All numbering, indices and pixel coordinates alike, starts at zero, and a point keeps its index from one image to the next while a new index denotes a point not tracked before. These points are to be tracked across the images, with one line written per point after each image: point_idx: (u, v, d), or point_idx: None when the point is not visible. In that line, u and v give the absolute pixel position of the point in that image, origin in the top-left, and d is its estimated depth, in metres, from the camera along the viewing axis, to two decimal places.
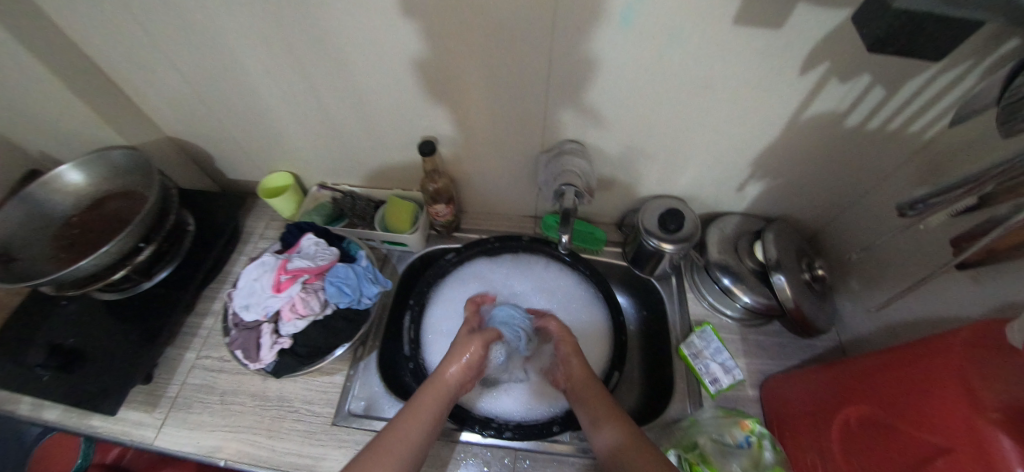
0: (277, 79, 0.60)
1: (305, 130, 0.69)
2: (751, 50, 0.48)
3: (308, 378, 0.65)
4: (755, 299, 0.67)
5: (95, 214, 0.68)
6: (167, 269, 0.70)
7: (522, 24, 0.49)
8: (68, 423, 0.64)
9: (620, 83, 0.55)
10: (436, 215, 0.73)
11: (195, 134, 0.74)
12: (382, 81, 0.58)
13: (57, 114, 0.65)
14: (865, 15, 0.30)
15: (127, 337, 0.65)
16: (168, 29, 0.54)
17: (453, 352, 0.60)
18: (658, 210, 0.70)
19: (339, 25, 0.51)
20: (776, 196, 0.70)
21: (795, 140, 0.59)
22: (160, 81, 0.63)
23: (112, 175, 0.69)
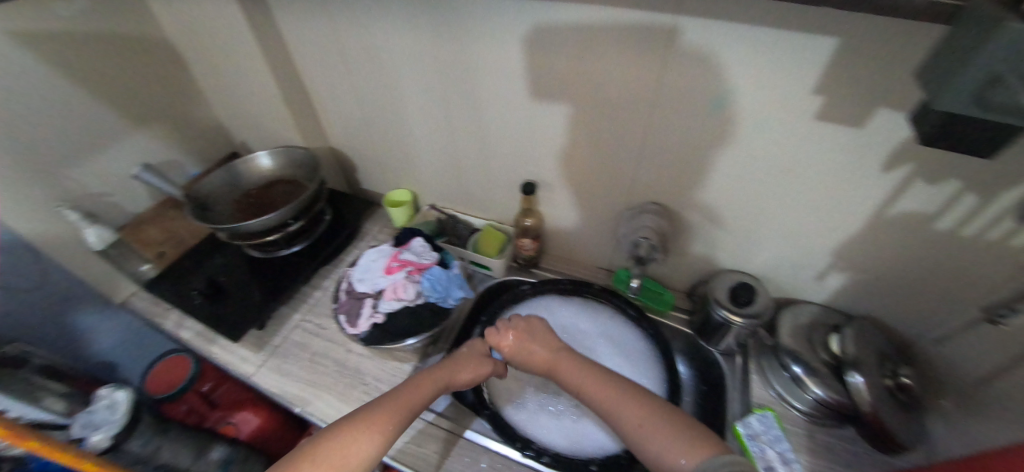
0: (423, 114, 0.78)
1: (430, 158, 0.86)
2: (835, 141, 0.54)
3: (382, 359, 0.75)
4: (826, 392, 0.64)
5: (265, 190, 0.89)
6: (302, 244, 0.88)
7: (629, 98, 0.60)
8: (196, 344, 0.80)
9: (706, 159, 0.62)
10: (522, 248, 0.83)
11: (349, 147, 0.95)
12: (503, 127, 0.72)
13: (270, 116, 0.90)
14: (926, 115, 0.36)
15: (260, 288, 0.82)
16: (366, 68, 0.75)
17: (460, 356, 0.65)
18: (730, 282, 0.73)
19: (488, 81, 0.67)
20: (861, 293, 0.69)
21: (879, 235, 0.61)
22: (343, 104, 0.85)
23: (287, 166, 0.90)
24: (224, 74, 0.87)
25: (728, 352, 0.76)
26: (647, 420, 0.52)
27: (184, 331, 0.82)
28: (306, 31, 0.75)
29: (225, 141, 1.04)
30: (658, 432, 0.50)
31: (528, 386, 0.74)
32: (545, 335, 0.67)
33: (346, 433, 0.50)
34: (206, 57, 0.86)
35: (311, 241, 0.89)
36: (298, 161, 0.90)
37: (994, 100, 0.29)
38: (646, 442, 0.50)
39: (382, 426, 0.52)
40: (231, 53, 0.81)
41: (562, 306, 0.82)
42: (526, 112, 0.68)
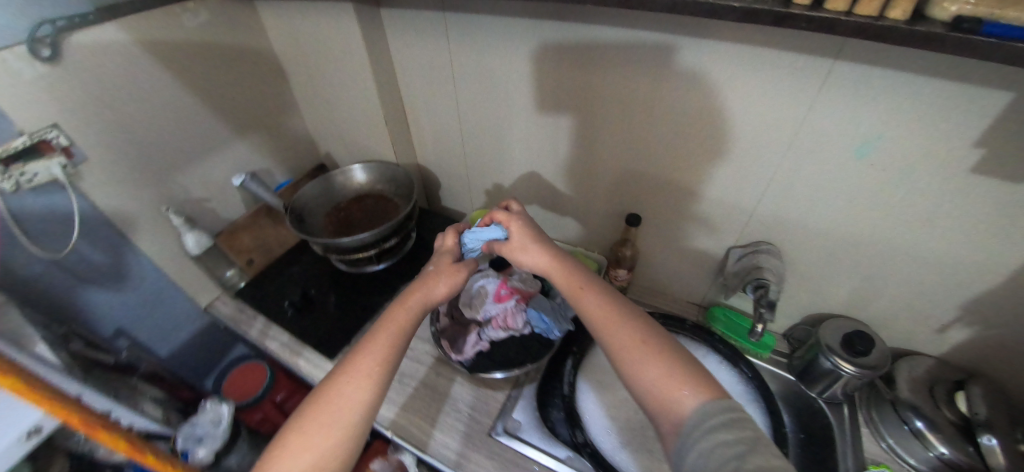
0: (529, 139, 0.79)
1: (527, 180, 0.87)
2: (983, 198, 0.51)
3: (475, 386, 0.73)
4: (954, 453, 0.61)
5: (356, 203, 0.89)
6: (391, 261, 0.88)
7: (759, 138, 0.59)
8: (282, 355, 0.77)
9: (831, 204, 0.61)
10: (615, 278, 0.84)
11: (439, 165, 0.96)
12: (616, 155, 0.73)
13: (366, 131, 0.92)
14: None
15: (351, 303, 0.82)
16: (474, 90, 0.77)
17: (437, 271, 0.60)
18: (841, 329, 0.70)
19: (605, 113, 0.68)
20: (990, 352, 0.65)
21: (1021, 296, 0.57)
22: (442, 123, 0.87)
23: (379, 181, 0.91)
24: (326, 90, 0.90)
25: (834, 401, 0.73)
26: (643, 342, 0.48)
27: (270, 341, 0.79)
28: (416, 53, 0.77)
29: (314, 152, 1.07)
30: (646, 365, 0.46)
31: (626, 424, 0.69)
32: (539, 236, 0.61)
33: (337, 382, 0.48)
34: (310, 73, 0.89)
35: (396, 258, 0.89)
36: (390, 177, 0.90)
37: None
38: (638, 367, 0.46)
39: (371, 364, 0.49)
40: (337, 70, 0.83)
41: None
42: (641, 145, 0.69)
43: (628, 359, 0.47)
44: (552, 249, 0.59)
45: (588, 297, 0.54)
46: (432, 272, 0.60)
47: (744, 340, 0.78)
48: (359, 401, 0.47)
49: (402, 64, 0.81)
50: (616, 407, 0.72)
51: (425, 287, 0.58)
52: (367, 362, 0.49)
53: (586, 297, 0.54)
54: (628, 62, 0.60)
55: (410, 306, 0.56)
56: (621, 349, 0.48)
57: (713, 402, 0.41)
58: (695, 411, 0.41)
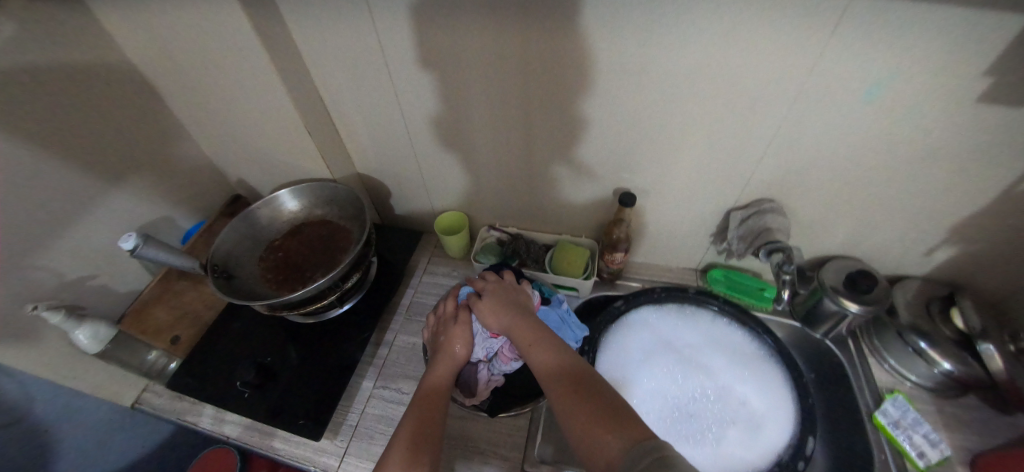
0: (493, 128, 0.67)
1: (494, 174, 0.75)
2: (988, 122, 0.51)
3: (491, 418, 0.64)
4: (958, 366, 0.64)
5: (295, 239, 0.73)
6: (356, 296, 0.75)
7: (763, 93, 0.53)
8: (250, 442, 0.64)
9: (835, 150, 0.57)
10: (611, 262, 0.74)
11: (385, 173, 0.81)
12: (599, 132, 0.63)
13: (286, 148, 0.74)
14: None
15: (319, 359, 0.68)
16: (418, 77, 0.62)
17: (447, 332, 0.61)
18: (839, 270, 0.70)
19: (585, 88, 0.57)
20: (969, 265, 0.69)
21: (1005, 210, 0.60)
22: (381, 123, 0.71)
23: (318, 204, 0.75)
24: (220, 104, 0.69)
25: (840, 338, 0.74)
26: (577, 389, 0.47)
27: (231, 428, 0.66)
28: (334, 42, 0.60)
29: (218, 182, 0.85)
30: (578, 415, 0.45)
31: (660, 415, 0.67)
32: (519, 295, 0.64)
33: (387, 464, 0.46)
34: (192, 86, 0.68)
35: (363, 292, 0.76)
36: (330, 197, 0.74)
37: None
38: (568, 416, 0.45)
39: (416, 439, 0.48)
40: (229, 79, 0.64)
41: (662, 319, 0.76)
42: (628, 120, 0.60)
43: (565, 409, 0.46)
44: (512, 305, 0.61)
45: (537, 350, 0.54)
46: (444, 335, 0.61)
47: (748, 298, 0.76)
48: None
49: (318, 61, 0.63)
50: (644, 399, 0.68)
51: (443, 352, 0.59)
52: (411, 436, 0.49)
53: (537, 352, 0.54)
54: (616, 26, 0.49)
55: (443, 372, 0.57)
56: (560, 399, 0.47)
57: (638, 446, 0.38)
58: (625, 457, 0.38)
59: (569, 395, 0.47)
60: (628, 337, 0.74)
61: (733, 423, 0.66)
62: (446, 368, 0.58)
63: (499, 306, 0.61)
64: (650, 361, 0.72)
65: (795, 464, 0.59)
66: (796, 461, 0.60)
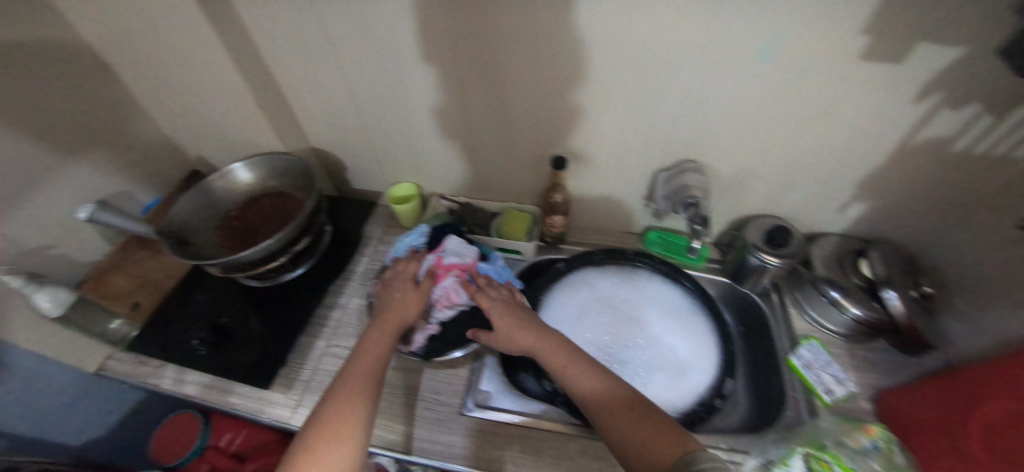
0: (434, 98, 0.71)
1: (440, 145, 0.79)
2: (874, 78, 0.56)
3: (434, 369, 0.69)
4: (865, 312, 0.69)
5: (251, 209, 0.77)
6: (310, 262, 0.78)
7: (674, 54, 0.57)
8: (209, 398, 0.68)
9: (745, 109, 0.62)
10: (551, 225, 0.80)
11: (337, 146, 0.85)
12: (530, 99, 0.67)
13: (240, 123, 0.78)
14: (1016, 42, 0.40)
15: (274, 322, 0.73)
16: (357, 49, 0.65)
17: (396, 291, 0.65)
18: (762, 227, 0.75)
19: (515, 54, 0.61)
20: (876, 218, 0.75)
21: (900, 163, 0.65)
22: (331, 98, 0.75)
23: (271, 176, 0.78)
24: (171, 80, 0.72)
25: (764, 292, 0.80)
26: (629, 408, 0.48)
27: (191, 386, 0.69)
28: (275, 14, 0.62)
29: (175, 159, 0.88)
30: (636, 432, 0.46)
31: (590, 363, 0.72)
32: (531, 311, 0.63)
33: (330, 401, 0.50)
34: (143, 61, 0.70)
35: (317, 257, 0.79)
36: (282, 169, 0.78)
37: None
38: (623, 434, 0.46)
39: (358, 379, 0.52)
40: (176, 54, 0.67)
41: (600, 279, 0.81)
42: (557, 85, 0.64)
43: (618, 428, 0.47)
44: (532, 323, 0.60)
45: (574, 370, 0.54)
46: (393, 294, 0.65)
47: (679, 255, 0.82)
48: (353, 416, 0.48)
49: (264, 34, 0.66)
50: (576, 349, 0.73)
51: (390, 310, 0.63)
52: (357, 379, 0.53)
53: (573, 372, 0.53)
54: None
55: (392, 327, 0.61)
56: (612, 417, 0.48)
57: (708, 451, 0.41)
58: (675, 466, 0.41)
59: (622, 416, 0.48)
60: (568, 295, 0.79)
61: (660, 369, 0.72)
62: (392, 326, 0.61)
63: (515, 327, 0.60)
64: (586, 317, 0.77)
65: (712, 402, 0.67)
66: (714, 399, 0.67)
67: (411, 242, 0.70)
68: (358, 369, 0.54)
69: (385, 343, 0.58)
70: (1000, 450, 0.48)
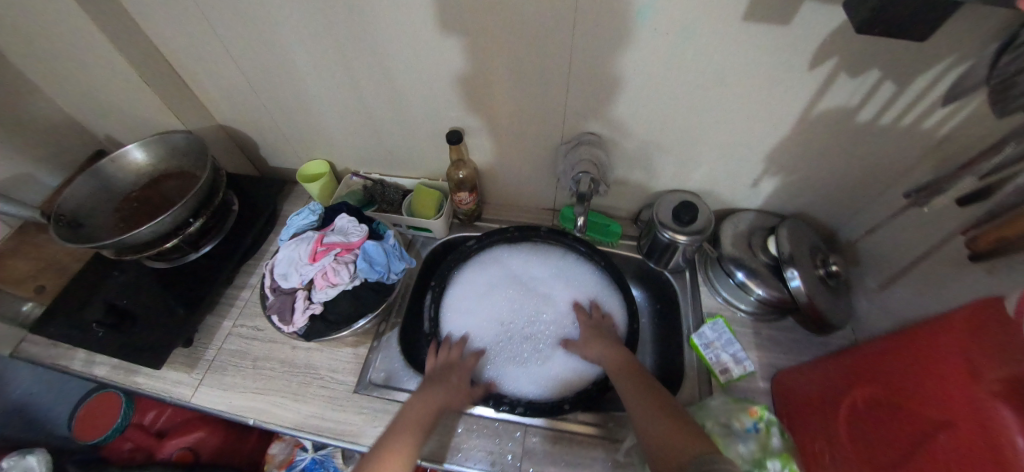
0: (321, 72, 0.67)
1: (341, 120, 0.76)
2: (763, 44, 0.50)
3: (333, 349, 0.70)
4: (768, 292, 0.68)
5: (151, 191, 0.76)
6: (212, 243, 0.77)
7: (549, 20, 0.52)
8: (115, 379, 0.69)
9: (635, 79, 0.58)
10: (460, 203, 0.79)
11: (243, 123, 0.82)
12: (417, 71, 0.63)
13: (131, 101, 0.74)
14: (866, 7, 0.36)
15: (173, 302, 0.71)
16: (225, 21, 0.61)
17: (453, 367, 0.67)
18: (672, 204, 0.73)
19: (383, 23, 0.56)
20: (790, 193, 0.72)
21: (807, 135, 0.61)
22: (219, 73, 0.71)
23: (169, 156, 0.77)
24: (45, 57, 0.68)
25: (678, 270, 0.79)
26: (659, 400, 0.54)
27: (99, 367, 0.71)
28: None
29: (81, 139, 0.85)
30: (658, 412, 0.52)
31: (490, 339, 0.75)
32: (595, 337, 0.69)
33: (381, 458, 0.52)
34: (9, 36, 0.66)
35: (222, 237, 0.78)
36: (181, 150, 0.77)
37: None
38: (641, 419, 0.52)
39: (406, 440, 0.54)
40: (39, 28, 0.63)
41: (513, 256, 0.82)
42: (436, 55, 0.60)
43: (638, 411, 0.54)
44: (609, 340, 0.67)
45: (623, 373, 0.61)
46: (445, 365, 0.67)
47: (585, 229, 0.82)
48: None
49: (116, 2, 0.61)
50: (478, 326, 0.76)
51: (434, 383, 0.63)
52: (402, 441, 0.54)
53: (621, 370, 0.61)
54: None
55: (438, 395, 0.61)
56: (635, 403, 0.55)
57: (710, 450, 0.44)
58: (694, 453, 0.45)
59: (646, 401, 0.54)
60: (478, 273, 0.80)
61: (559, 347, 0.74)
62: (431, 401, 0.60)
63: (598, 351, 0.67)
64: (493, 294, 0.79)
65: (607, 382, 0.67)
66: None
67: (303, 221, 0.67)
68: (406, 431, 0.56)
69: (428, 411, 0.59)
70: (860, 443, 0.46)
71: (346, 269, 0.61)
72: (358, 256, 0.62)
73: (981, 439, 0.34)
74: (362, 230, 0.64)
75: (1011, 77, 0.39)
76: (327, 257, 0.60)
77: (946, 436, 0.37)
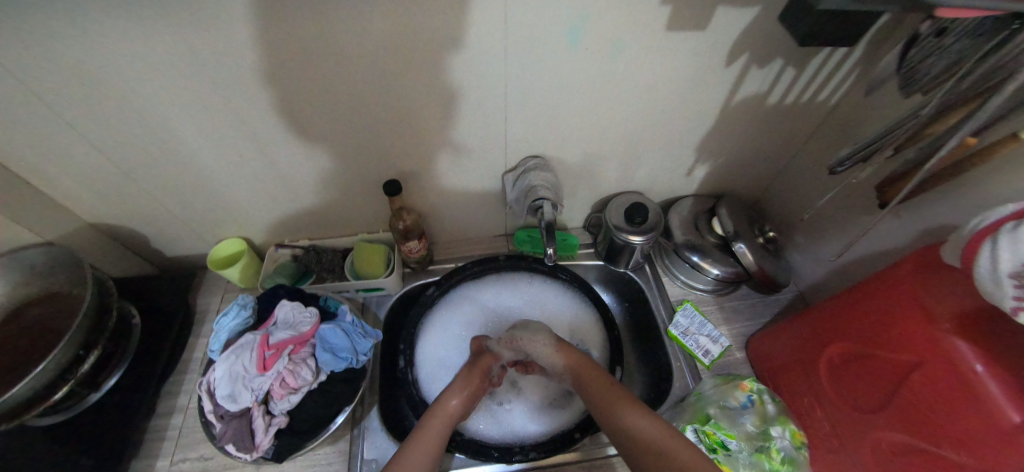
0: (218, 144, 0.57)
1: (253, 191, 0.66)
2: (683, 51, 0.53)
3: (308, 454, 0.60)
4: (723, 269, 0.73)
5: (13, 329, 0.59)
6: (117, 373, 0.62)
7: (477, 53, 0.49)
8: None
9: (572, 98, 0.58)
10: (410, 252, 0.74)
11: (123, 217, 0.67)
12: (337, 124, 0.56)
13: None
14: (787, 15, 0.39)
15: (76, 464, 0.56)
16: (71, 106, 0.48)
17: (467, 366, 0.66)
18: (622, 207, 0.75)
19: (292, 78, 0.49)
20: (720, 174, 0.78)
21: (730, 122, 0.66)
22: (76, 167, 0.56)
23: (27, 281, 0.61)
24: None
25: (638, 266, 0.82)
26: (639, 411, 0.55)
27: None
28: None
29: None
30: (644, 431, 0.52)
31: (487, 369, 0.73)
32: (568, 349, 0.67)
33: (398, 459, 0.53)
34: None
35: (130, 361, 0.64)
36: (44, 269, 0.61)
37: None
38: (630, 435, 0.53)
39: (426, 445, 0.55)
40: None
41: (479, 292, 0.79)
42: (359, 103, 0.54)
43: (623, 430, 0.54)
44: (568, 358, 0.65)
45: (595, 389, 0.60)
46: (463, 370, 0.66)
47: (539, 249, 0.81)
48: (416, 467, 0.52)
49: None
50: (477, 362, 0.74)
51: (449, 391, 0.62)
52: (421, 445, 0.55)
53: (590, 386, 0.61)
54: (283, 5, 0.41)
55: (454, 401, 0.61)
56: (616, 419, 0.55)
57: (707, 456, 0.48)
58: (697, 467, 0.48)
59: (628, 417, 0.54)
60: (448, 317, 0.76)
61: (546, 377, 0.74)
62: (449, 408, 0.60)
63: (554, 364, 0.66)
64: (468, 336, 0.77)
65: None
66: None
67: (234, 322, 0.58)
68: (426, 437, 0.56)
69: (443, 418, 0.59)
70: (848, 393, 0.51)
71: (309, 365, 0.54)
72: (318, 346, 0.55)
73: (951, 374, 0.39)
74: (311, 316, 0.57)
75: (916, 65, 0.44)
76: (280, 361, 0.52)
77: (917, 375, 0.42)
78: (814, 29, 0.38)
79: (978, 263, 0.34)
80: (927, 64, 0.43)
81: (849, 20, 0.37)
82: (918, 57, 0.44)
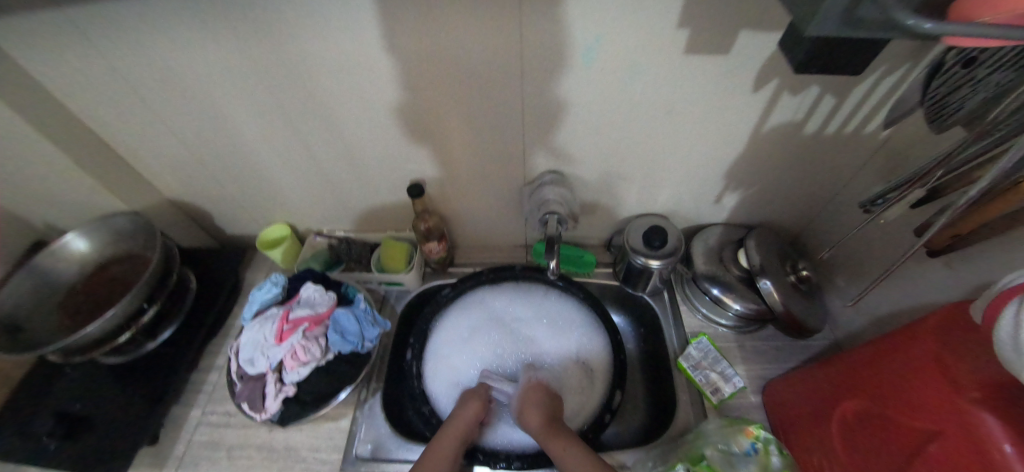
0: (270, 138, 0.65)
1: (298, 183, 0.74)
2: (705, 74, 0.52)
3: (313, 425, 0.66)
4: (745, 305, 0.69)
5: (100, 279, 0.71)
6: (170, 328, 0.72)
7: (496, 68, 0.52)
8: None
9: (591, 117, 0.59)
10: (430, 252, 0.78)
11: (193, 195, 0.78)
12: (369, 128, 0.62)
13: (68, 189, 0.70)
14: (791, 43, 0.38)
15: (129, 399, 0.66)
16: (159, 98, 0.58)
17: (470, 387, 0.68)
18: (641, 229, 0.74)
19: (333, 85, 0.55)
20: (752, 205, 0.74)
21: (761, 150, 0.63)
22: (161, 149, 0.67)
23: (113, 243, 0.73)
24: None
25: (656, 291, 0.79)
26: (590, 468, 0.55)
27: None
28: (46, 69, 0.54)
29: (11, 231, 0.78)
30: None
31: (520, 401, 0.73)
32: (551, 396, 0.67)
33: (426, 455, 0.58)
34: None
35: (181, 320, 0.73)
36: (129, 233, 0.73)
37: (862, 15, 0.27)
38: None
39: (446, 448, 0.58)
40: None
41: (493, 299, 0.81)
42: (390, 110, 0.59)
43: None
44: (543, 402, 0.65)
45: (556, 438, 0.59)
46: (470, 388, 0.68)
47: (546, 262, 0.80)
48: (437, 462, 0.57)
49: (42, 89, 0.57)
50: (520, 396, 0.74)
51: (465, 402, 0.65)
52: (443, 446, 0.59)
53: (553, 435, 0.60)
54: (326, 20, 0.47)
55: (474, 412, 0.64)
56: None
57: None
58: None
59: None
60: (459, 319, 0.79)
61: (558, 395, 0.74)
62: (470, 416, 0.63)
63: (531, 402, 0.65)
64: (476, 339, 0.78)
65: (602, 419, 0.66)
66: (604, 415, 0.66)
67: (266, 295, 0.64)
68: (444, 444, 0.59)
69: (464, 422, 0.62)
70: (860, 455, 0.46)
71: (321, 343, 0.59)
72: (331, 328, 0.60)
73: (969, 449, 0.34)
74: (331, 299, 0.62)
75: (943, 99, 0.43)
76: (295, 336, 0.57)
77: (934, 448, 0.37)
78: (825, 57, 0.36)
79: (999, 325, 0.30)
80: (956, 98, 0.42)
81: (868, 48, 0.35)
82: (944, 91, 0.43)
